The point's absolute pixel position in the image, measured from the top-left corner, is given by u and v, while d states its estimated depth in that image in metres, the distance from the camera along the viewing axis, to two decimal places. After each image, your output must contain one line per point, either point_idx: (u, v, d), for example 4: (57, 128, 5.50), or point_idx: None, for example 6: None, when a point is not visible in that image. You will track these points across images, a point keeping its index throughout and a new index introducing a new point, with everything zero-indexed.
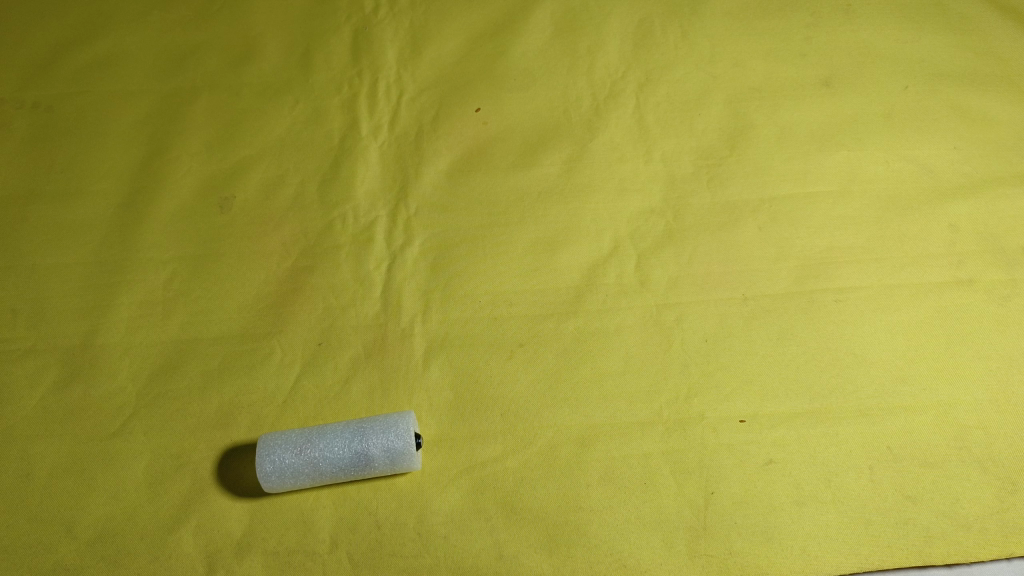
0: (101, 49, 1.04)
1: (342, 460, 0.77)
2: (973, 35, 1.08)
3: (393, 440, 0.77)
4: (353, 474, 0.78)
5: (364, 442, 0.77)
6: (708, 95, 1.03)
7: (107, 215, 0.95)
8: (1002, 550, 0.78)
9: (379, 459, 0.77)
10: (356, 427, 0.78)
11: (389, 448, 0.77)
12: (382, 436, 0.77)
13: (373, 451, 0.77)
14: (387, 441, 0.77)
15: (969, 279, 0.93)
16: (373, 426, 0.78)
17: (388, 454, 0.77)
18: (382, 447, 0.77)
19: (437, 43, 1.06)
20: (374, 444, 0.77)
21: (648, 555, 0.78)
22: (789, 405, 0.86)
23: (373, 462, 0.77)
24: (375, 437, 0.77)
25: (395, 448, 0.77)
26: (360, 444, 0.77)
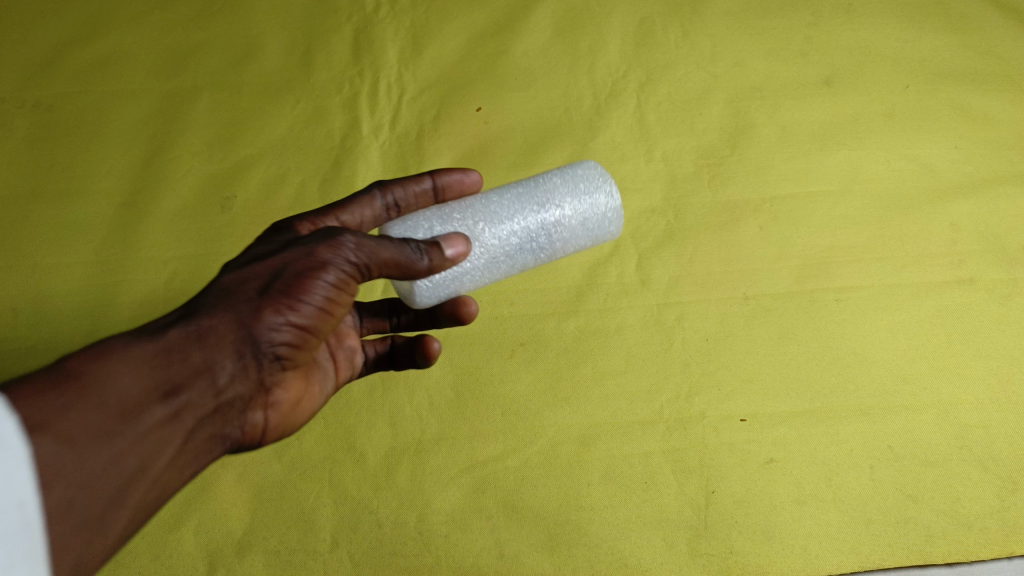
0: (101, 49, 1.04)
1: (522, 236, 0.67)
2: (975, 33, 1.08)
3: (582, 201, 0.69)
4: (547, 257, 0.69)
5: (547, 196, 0.68)
6: (709, 94, 1.03)
7: (108, 215, 0.95)
8: (1001, 548, 0.80)
9: (579, 221, 0.69)
10: (526, 191, 0.69)
11: (598, 206, 0.69)
12: (569, 192, 0.69)
13: (562, 212, 0.68)
14: (581, 198, 0.69)
15: (970, 278, 0.93)
16: (554, 187, 0.69)
17: (581, 207, 0.69)
18: (574, 208, 0.69)
19: (437, 42, 1.06)
20: (601, 203, 0.70)
21: (648, 555, 0.78)
22: (789, 405, 0.86)
23: (565, 229, 0.68)
24: (585, 194, 0.69)
25: (590, 198, 0.69)
26: (547, 210, 0.68)
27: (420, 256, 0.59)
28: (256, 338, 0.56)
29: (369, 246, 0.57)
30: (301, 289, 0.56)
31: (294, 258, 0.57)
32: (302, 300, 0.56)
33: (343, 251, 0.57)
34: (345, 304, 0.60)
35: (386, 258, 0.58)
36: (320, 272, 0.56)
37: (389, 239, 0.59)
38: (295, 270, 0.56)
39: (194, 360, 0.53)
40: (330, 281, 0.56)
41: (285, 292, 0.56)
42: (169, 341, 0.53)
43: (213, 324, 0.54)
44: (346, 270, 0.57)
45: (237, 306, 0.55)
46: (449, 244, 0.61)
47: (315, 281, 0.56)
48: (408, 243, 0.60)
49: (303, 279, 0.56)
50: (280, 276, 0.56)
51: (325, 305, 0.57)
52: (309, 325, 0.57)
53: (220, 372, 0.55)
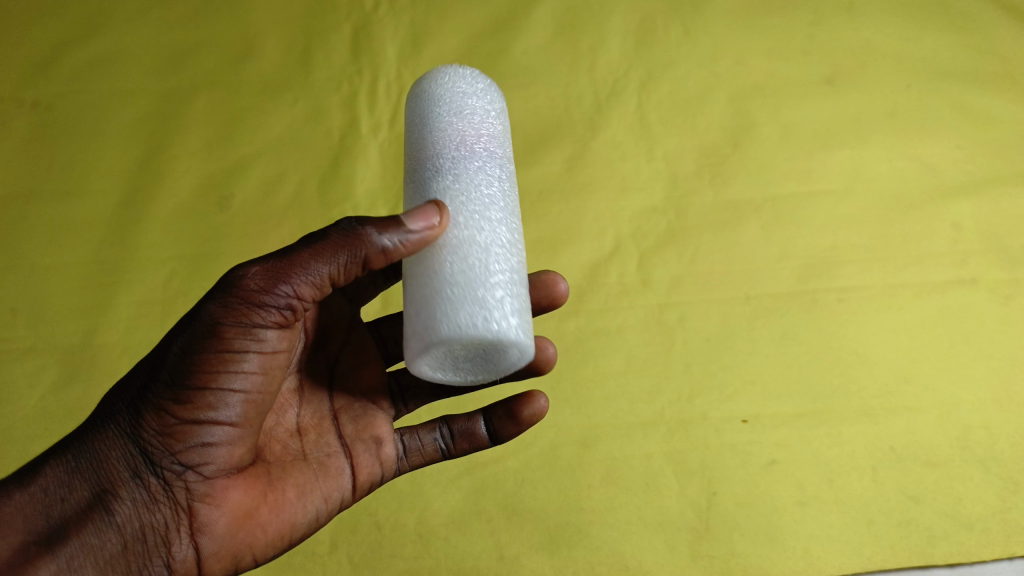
0: (99, 47, 1.03)
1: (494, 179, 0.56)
2: (978, 31, 1.07)
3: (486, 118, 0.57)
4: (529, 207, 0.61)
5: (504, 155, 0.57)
6: (710, 93, 1.02)
7: (105, 215, 0.94)
8: (1003, 549, 0.79)
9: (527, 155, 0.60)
10: (455, 152, 0.55)
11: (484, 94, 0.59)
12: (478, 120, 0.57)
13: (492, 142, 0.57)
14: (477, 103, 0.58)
15: (972, 278, 0.92)
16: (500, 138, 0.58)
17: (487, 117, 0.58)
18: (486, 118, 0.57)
19: (437, 40, 1.04)
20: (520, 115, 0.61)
21: (650, 556, 0.78)
22: (791, 405, 0.85)
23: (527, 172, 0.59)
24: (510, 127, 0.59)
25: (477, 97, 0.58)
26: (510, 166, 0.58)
27: (348, 255, 0.51)
28: (150, 443, 0.51)
29: (269, 281, 0.51)
30: (191, 366, 0.50)
31: (180, 337, 0.51)
32: (197, 378, 0.50)
33: (237, 299, 0.50)
34: (264, 366, 0.53)
35: (295, 282, 0.51)
36: (214, 340, 0.50)
37: (306, 252, 0.51)
38: (180, 353, 0.51)
39: (81, 494, 0.50)
40: (231, 346, 0.50)
41: (173, 378, 0.50)
42: (60, 478, 0.50)
43: (99, 446, 0.51)
44: (254, 318, 0.51)
45: (123, 416, 0.51)
46: (410, 218, 0.50)
47: (210, 351, 0.50)
48: (330, 241, 0.51)
49: (192, 357, 0.50)
50: (166, 359, 0.51)
51: (240, 376, 0.51)
52: (218, 407, 0.51)
53: (114, 501, 0.50)
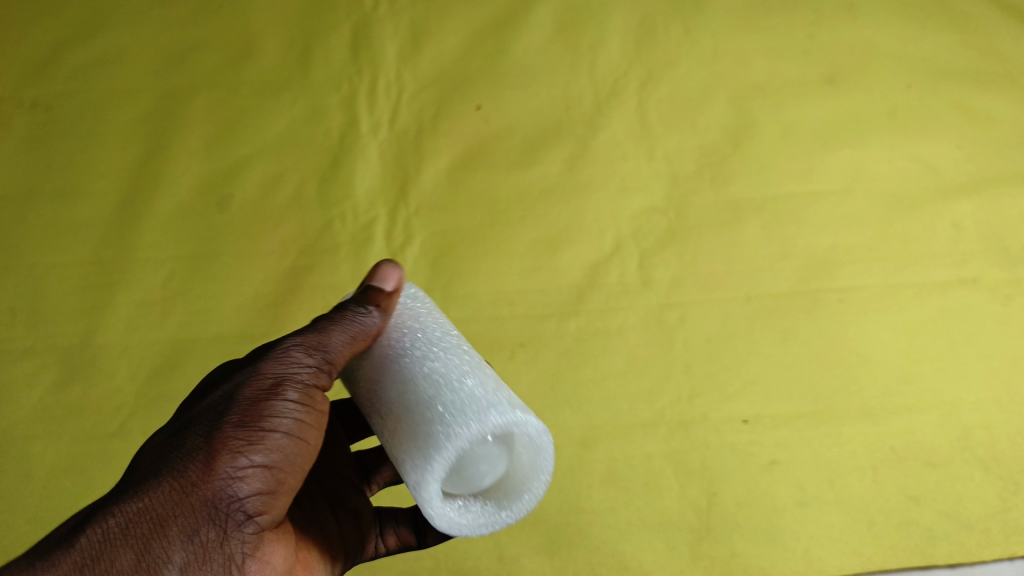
0: (99, 46, 1.02)
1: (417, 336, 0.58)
2: (980, 31, 1.06)
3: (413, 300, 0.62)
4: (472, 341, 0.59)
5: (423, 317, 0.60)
6: (711, 93, 1.02)
7: (105, 215, 0.94)
8: (1003, 549, 0.79)
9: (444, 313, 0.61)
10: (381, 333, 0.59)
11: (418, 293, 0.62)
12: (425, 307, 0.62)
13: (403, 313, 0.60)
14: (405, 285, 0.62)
15: (972, 278, 0.92)
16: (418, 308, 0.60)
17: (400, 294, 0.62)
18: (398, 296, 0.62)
19: (438, 39, 1.03)
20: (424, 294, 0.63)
21: (650, 557, 0.78)
22: (791, 405, 0.85)
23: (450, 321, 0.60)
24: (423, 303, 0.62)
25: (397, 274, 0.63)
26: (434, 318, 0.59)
27: (369, 317, 0.56)
28: (209, 499, 0.47)
29: (310, 339, 0.55)
30: (256, 416, 0.50)
31: (239, 390, 0.51)
32: (263, 428, 0.50)
33: (287, 353, 0.54)
34: (317, 419, 0.53)
35: (332, 341, 0.55)
36: (276, 391, 0.51)
37: (331, 317, 0.56)
38: (246, 400, 0.51)
39: (124, 564, 0.45)
40: (292, 395, 0.52)
41: (243, 425, 0.49)
42: (105, 537, 0.45)
43: (148, 505, 0.46)
44: (303, 368, 0.53)
45: (178, 472, 0.48)
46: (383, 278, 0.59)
47: (275, 400, 0.51)
48: (343, 310, 0.56)
49: (259, 405, 0.51)
50: (227, 412, 0.50)
51: (297, 427, 0.52)
52: (282, 458, 0.50)
53: (165, 568, 0.45)
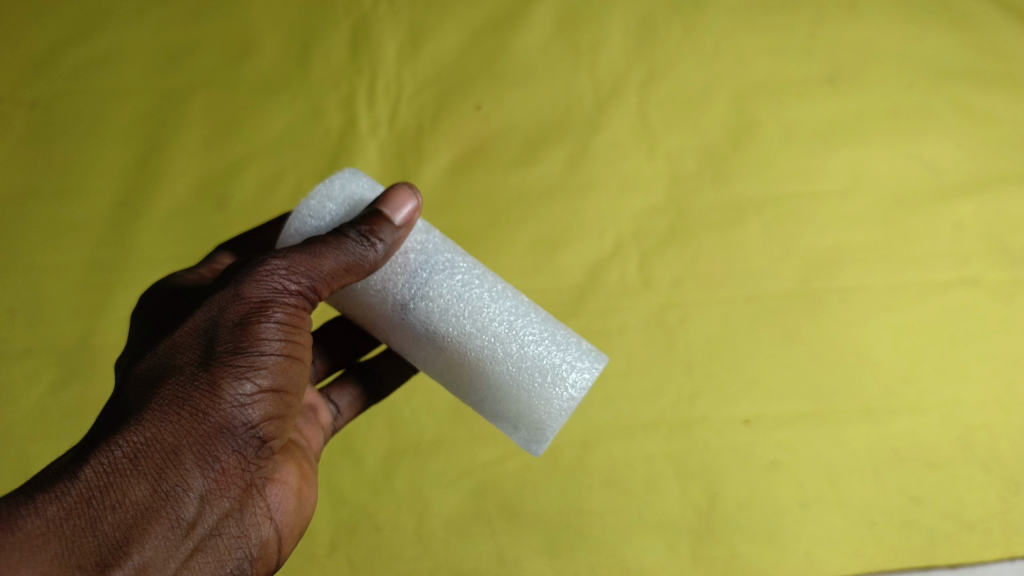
0: (98, 45, 1.02)
1: (404, 261, 0.61)
2: (982, 30, 1.06)
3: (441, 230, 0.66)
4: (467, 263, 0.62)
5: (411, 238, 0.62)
6: (712, 93, 1.01)
7: (104, 214, 0.94)
8: (1004, 550, 0.79)
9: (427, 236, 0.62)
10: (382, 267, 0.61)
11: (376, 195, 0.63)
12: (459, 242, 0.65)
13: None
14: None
15: (974, 278, 0.92)
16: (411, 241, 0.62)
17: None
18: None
19: (438, 38, 1.03)
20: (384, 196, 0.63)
21: (651, 558, 0.78)
22: (793, 406, 0.85)
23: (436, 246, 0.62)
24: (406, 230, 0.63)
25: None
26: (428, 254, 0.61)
27: (364, 252, 0.56)
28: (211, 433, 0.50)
29: (296, 269, 0.55)
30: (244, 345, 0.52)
31: (224, 315, 0.52)
32: (258, 357, 0.52)
33: (274, 275, 0.54)
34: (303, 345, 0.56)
35: (318, 271, 0.55)
36: (263, 318, 0.53)
37: (323, 242, 0.56)
38: (235, 328, 0.52)
39: (141, 493, 0.47)
40: (281, 323, 0.54)
41: (237, 353, 0.51)
42: (127, 466, 0.47)
43: (157, 436, 0.48)
44: (285, 291, 0.54)
45: (179, 402, 0.49)
46: (395, 211, 0.58)
47: (262, 327, 0.53)
48: (334, 242, 0.56)
49: (249, 332, 0.52)
50: (218, 338, 0.52)
51: (290, 348, 0.55)
52: (277, 385, 0.54)
53: (184, 495, 0.48)
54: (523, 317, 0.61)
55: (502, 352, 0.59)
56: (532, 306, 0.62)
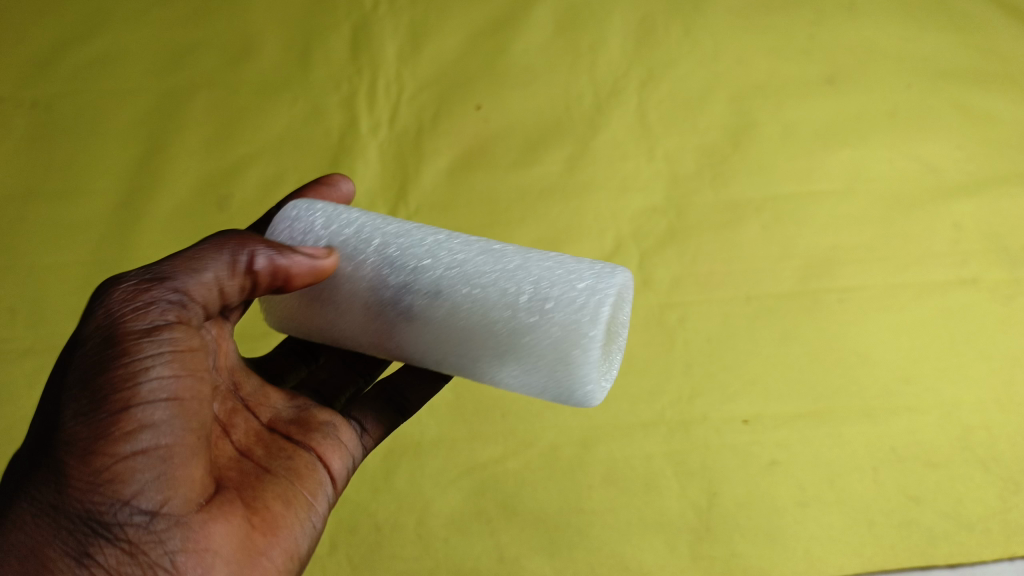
0: (99, 46, 1.02)
1: (375, 275, 0.58)
2: (980, 31, 1.06)
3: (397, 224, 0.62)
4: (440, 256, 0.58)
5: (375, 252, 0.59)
6: (711, 93, 1.02)
7: (105, 215, 0.94)
8: (1004, 549, 0.79)
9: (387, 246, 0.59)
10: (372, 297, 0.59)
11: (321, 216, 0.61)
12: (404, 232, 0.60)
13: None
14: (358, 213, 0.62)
15: (972, 278, 0.92)
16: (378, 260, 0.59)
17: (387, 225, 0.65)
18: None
19: (438, 39, 1.03)
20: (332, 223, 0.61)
21: (650, 557, 0.78)
22: (792, 405, 0.85)
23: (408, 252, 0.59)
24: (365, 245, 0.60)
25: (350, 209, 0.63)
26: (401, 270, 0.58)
27: (230, 253, 0.53)
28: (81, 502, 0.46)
29: (139, 286, 0.50)
30: (101, 391, 0.46)
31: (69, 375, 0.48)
32: (116, 405, 0.46)
33: (128, 299, 0.49)
34: (187, 379, 0.50)
35: (180, 278, 0.51)
36: (120, 352, 0.47)
37: (177, 258, 0.53)
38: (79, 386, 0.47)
39: None
40: (146, 355, 0.48)
41: (86, 416, 0.46)
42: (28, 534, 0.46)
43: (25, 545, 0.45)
44: (152, 317, 0.49)
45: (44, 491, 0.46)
46: (298, 239, 0.55)
47: (122, 365, 0.47)
48: (194, 254, 0.53)
49: (95, 386, 0.46)
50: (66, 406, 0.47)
51: (161, 387, 0.48)
52: (154, 432, 0.47)
53: None
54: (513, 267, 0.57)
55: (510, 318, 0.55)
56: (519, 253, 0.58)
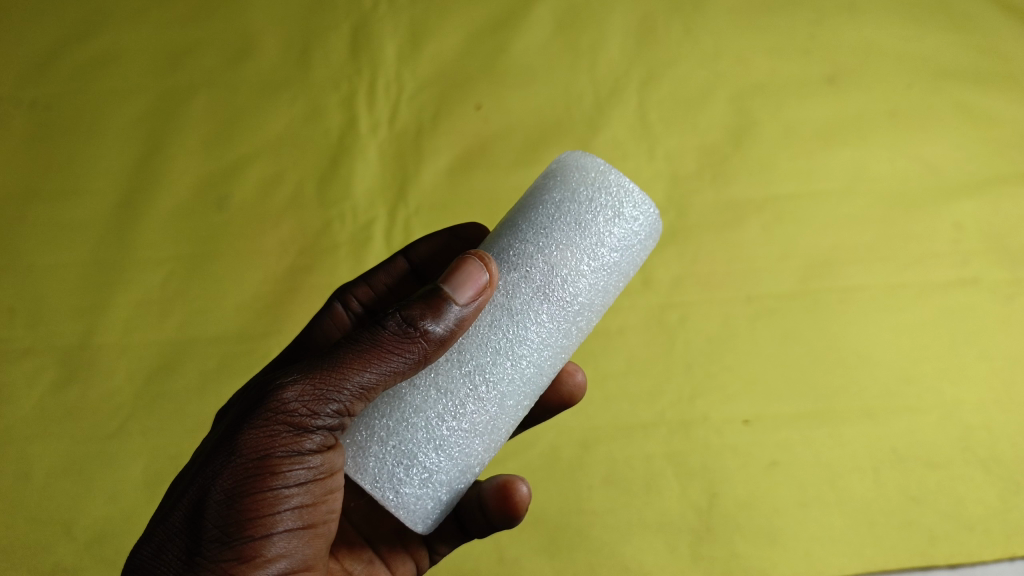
0: (98, 45, 1.02)
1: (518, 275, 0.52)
2: (982, 29, 1.06)
3: (599, 226, 0.52)
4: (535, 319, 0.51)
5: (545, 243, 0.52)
6: (711, 93, 1.01)
7: (104, 215, 0.94)
8: (1004, 550, 0.80)
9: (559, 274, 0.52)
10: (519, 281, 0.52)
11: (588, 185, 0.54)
12: (530, 228, 0.53)
13: (594, 262, 0.52)
14: (609, 211, 0.53)
15: (974, 278, 0.92)
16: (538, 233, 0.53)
17: (625, 245, 0.53)
18: (622, 251, 0.53)
19: (437, 38, 1.03)
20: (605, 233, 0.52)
21: (651, 558, 0.79)
22: (793, 405, 0.85)
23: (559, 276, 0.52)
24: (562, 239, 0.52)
25: (616, 202, 0.53)
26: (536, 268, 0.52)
27: (404, 358, 0.48)
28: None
29: (315, 397, 0.48)
30: (247, 518, 0.47)
31: (217, 487, 0.47)
32: (256, 535, 0.47)
33: (282, 423, 0.48)
34: (324, 495, 0.50)
35: (344, 390, 0.48)
36: (271, 478, 0.48)
37: (352, 353, 0.49)
38: (223, 496, 0.47)
39: None
40: (288, 479, 0.48)
41: (227, 526, 0.47)
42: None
43: None
44: (310, 441, 0.49)
45: None
46: (459, 288, 0.48)
47: (266, 490, 0.48)
48: (375, 347, 0.48)
49: (243, 494, 0.47)
50: (207, 514, 0.47)
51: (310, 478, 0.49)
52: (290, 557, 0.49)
53: None
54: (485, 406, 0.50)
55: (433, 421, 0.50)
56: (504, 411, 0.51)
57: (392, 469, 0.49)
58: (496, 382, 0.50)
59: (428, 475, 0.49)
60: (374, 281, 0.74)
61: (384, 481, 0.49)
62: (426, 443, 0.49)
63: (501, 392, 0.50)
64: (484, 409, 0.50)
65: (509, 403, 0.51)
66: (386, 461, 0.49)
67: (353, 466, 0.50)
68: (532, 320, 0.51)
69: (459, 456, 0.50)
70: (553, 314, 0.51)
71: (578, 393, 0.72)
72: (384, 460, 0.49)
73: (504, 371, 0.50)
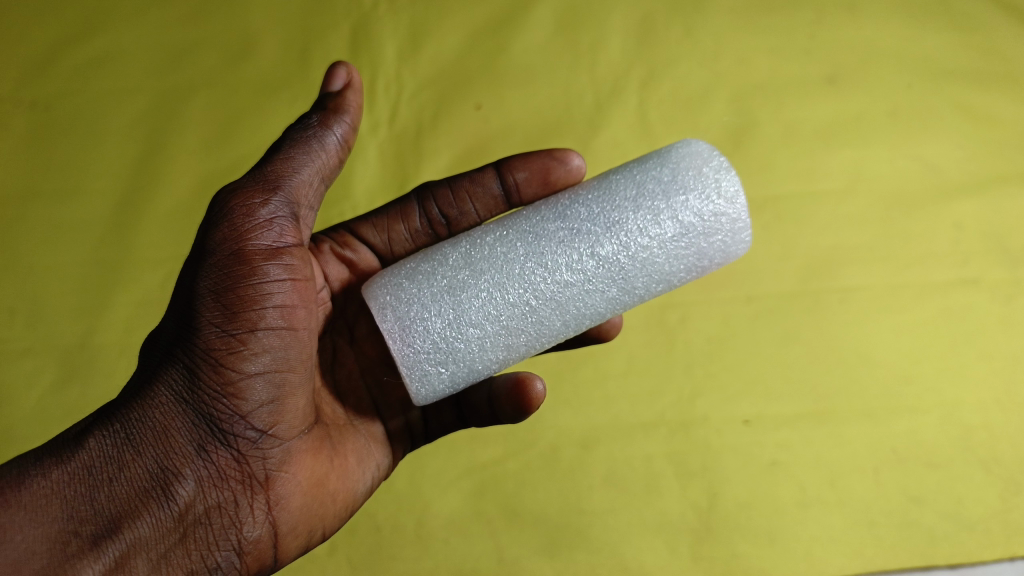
0: (99, 45, 1.02)
1: (608, 242, 0.54)
2: (982, 29, 1.05)
3: (698, 244, 0.55)
4: (597, 281, 0.54)
5: (643, 222, 0.54)
6: (712, 92, 1.01)
7: (104, 213, 0.94)
8: (1004, 549, 0.80)
9: (637, 259, 0.54)
10: (603, 241, 0.54)
11: (708, 204, 0.55)
12: (646, 212, 0.54)
13: (674, 268, 0.55)
14: (709, 236, 0.55)
15: (974, 278, 0.92)
16: (641, 212, 0.54)
17: (700, 268, 0.56)
18: (695, 272, 0.56)
19: (437, 37, 1.03)
20: (691, 244, 0.55)
21: (651, 558, 0.79)
22: (794, 407, 0.85)
23: (631, 259, 0.54)
24: (658, 227, 0.54)
25: (721, 230, 0.55)
26: (624, 238, 0.54)
27: (322, 148, 0.55)
28: (208, 405, 0.50)
29: (265, 190, 0.52)
30: (230, 309, 0.50)
31: (201, 280, 0.50)
32: (239, 325, 0.50)
33: (246, 219, 0.51)
34: (302, 299, 0.54)
35: (285, 179, 0.53)
36: (246, 274, 0.50)
37: (277, 153, 0.54)
38: (208, 288, 0.50)
39: (183, 458, 0.49)
40: (265, 276, 0.51)
41: (212, 312, 0.50)
42: (110, 451, 0.48)
43: (157, 415, 0.50)
44: (273, 237, 0.52)
45: (169, 384, 0.50)
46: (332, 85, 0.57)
47: (246, 283, 0.50)
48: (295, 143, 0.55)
49: (224, 284, 0.50)
50: (195, 304, 0.50)
51: (284, 275, 0.52)
52: (273, 353, 0.51)
53: (218, 446, 0.50)
54: (518, 334, 0.54)
55: (477, 331, 0.53)
56: (529, 340, 0.54)
57: (429, 364, 0.53)
58: (543, 324, 0.54)
59: (452, 380, 0.54)
60: (459, 188, 0.71)
61: (419, 372, 0.53)
62: (469, 352, 0.53)
63: (543, 332, 0.54)
64: (520, 338, 0.54)
65: (535, 338, 0.55)
66: (427, 355, 0.53)
67: (398, 349, 0.53)
68: (594, 288, 0.54)
69: (478, 368, 0.54)
70: (611, 288, 0.54)
71: (612, 331, 0.73)
72: (426, 356, 0.53)
73: (545, 314, 0.54)
